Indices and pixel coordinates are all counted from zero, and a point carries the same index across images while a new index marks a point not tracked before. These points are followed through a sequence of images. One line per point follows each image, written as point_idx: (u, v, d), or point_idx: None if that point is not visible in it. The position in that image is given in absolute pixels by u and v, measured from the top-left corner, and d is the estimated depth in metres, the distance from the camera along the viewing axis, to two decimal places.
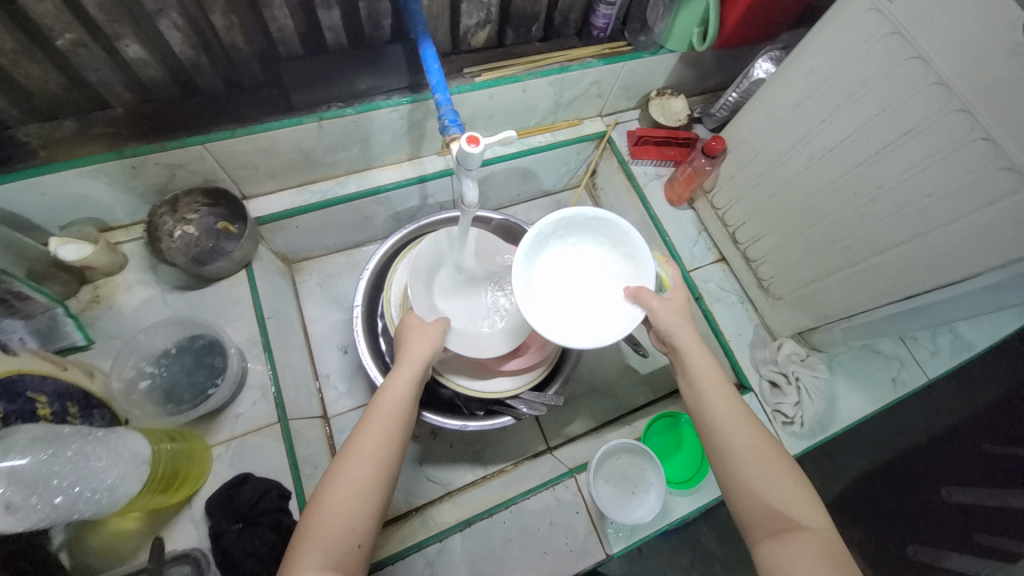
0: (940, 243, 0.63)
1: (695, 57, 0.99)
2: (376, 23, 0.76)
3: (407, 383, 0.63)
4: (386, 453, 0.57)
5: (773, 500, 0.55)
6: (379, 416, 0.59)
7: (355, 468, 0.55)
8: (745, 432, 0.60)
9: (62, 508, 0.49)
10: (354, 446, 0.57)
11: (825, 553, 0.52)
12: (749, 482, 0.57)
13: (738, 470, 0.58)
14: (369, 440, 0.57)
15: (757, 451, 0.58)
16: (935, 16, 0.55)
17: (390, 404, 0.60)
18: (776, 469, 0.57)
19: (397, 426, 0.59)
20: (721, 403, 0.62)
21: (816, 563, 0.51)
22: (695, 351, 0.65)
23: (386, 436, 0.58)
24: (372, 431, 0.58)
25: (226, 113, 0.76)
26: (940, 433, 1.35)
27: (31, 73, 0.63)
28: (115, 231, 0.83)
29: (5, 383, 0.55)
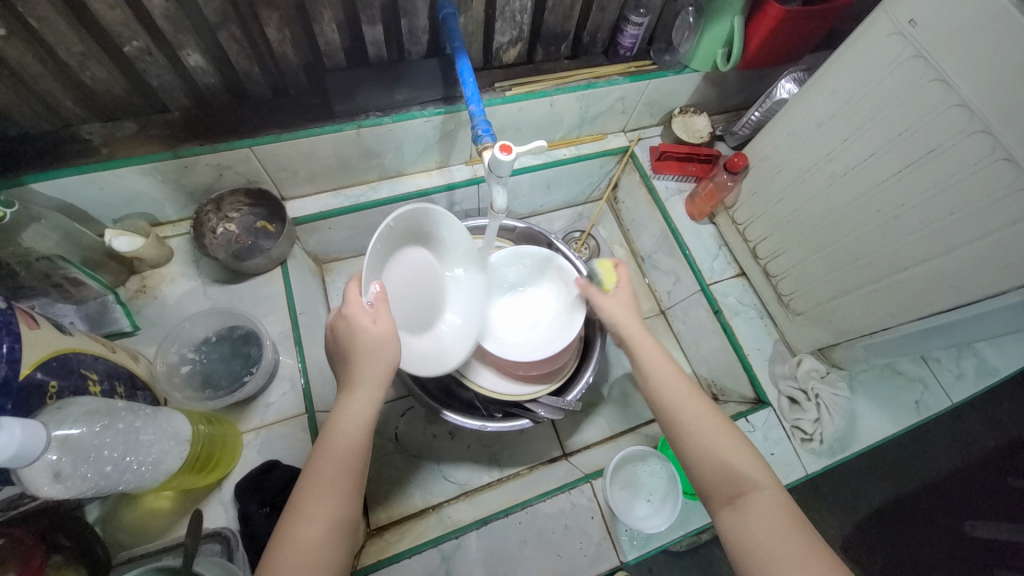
0: (963, 262, 0.63)
1: (718, 76, 1.02)
2: (415, 39, 0.81)
3: (358, 421, 0.57)
4: (339, 505, 0.53)
5: (723, 463, 0.57)
6: (326, 466, 0.54)
7: (304, 525, 0.51)
8: (693, 403, 0.62)
9: (111, 477, 0.53)
10: (301, 503, 0.52)
11: (779, 510, 0.53)
12: (700, 452, 0.59)
13: (690, 442, 0.60)
14: (315, 495, 0.52)
15: (707, 420, 0.60)
16: (958, 40, 0.57)
17: (341, 448, 0.55)
18: (725, 433, 0.59)
19: (348, 473, 0.54)
20: (668, 375, 0.65)
21: (771, 521, 0.52)
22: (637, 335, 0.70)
23: (337, 487, 0.53)
24: (319, 483, 0.53)
25: (272, 119, 0.81)
26: (964, 464, 1.31)
27: (97, 75, 0.68)
28: (163, 227, 0.89)
29: (61, 360, 0.58)
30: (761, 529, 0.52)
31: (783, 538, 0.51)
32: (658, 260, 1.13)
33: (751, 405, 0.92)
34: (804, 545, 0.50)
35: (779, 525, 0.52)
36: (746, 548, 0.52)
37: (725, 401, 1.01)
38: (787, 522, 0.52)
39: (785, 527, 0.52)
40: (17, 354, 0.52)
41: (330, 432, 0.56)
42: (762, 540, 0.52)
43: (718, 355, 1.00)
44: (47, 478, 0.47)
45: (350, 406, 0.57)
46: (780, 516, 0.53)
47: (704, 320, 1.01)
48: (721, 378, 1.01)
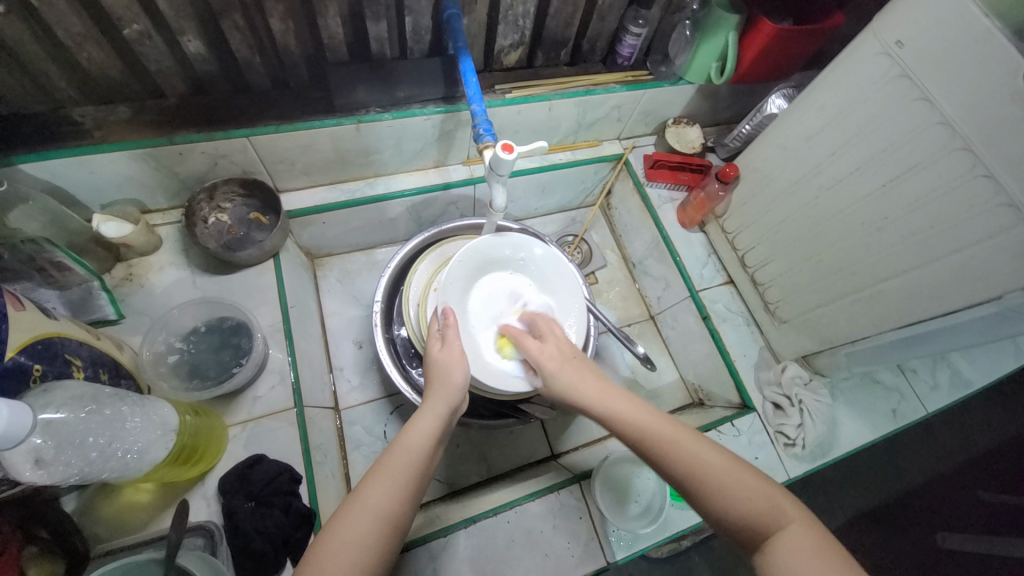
0: (941, 273, 0.66)
1: (712, 89, 1.05)
2: (418, 37, 0.82)
3: (433, 429, 0.58)
4: (397, 509, 0.51)
5: (750, 506, 0.51)
6: (392, 460, 0.54)
7: (353, 514, 0.49)
8: (695, 445, 0.55)
9: (96, 464, 0.51)
10: (364, 495, 0.51)
11: (817, 549, 0.47)
12: (724, 503, 0.52)
13: (711, 493, 0.52)
14: (379, 489, 0.52)
15: (715, 459, 0.54)
16: (941, 62, 0.60)
17: (411, 449, 0.55)
18: (737, 470, 0.53)
19: (414, 478, 0.54)
20: (654, 420, 0.57)
21: (815, 563, 0.46)
22: (605, 391, 0.61)
23: (402, 487, 0.52)
24: (386, 478, 0.52)
25: (271, 110, 0.81)
26: (936, 474, 1.36)
27: (94, 57, 0.67)
28: (152, 214, 0.87)
29: (45, 343, 0.56)
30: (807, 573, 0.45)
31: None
32: (649, 266, 1.15)
33: (737, 410, 0.94)
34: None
35: (820, 566, 0.46)
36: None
37: (711, 406, 1.03)
38: (831, 563, 0.46)
39: (829, 566, 0.45)
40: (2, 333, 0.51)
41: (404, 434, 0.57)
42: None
43: (705, 360, 1.02)
44: (29, 464, 0.46)
45: (422, 414, 0.60)
46: (821, 555, 0.47)
47: (693, 325, 1.03)
48: (708, 383, 1.03)
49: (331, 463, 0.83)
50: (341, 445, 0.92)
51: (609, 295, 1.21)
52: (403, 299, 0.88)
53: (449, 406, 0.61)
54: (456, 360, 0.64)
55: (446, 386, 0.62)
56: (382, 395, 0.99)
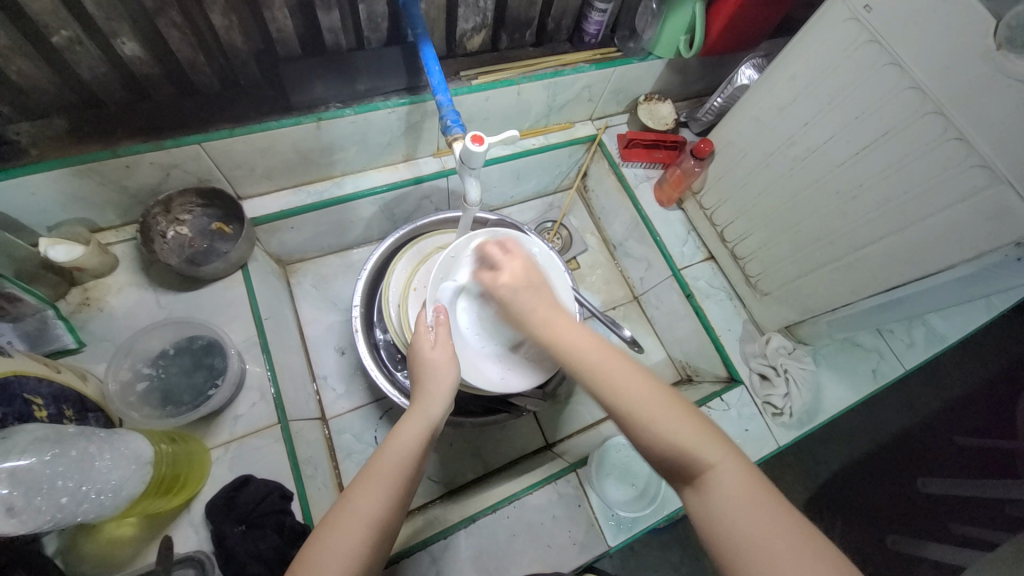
0: (916, 237, 0.67)
1: (681, 63, 1.03)
2: (375, 25, 0.77)
3: (422, 432, 0.56)
4: (387, 516, 0.50)
5: (677, 443, 0.49)
6: (382, 467, 0.52)
7: (345, 528, 0.48)
8: (627, 377, 0.53)
9: (68, 508, 0.49)
10: (352, 504, 0.49)
11: (742, 482, 0.47)
12: (655, 430, 0.50)
13: (629, 423, 0.52)
14: (368, 498, 0.50)
15: (649, 394, 0.52)
16: (910, 24, 0.59)
17: (401, 455, 0.53)
18: (667, 406, 0.51)
19: (403, 484, 0.52)
20: (592, 350, 0.55)
21: (740, 498, 0.46)
22: (556, 319, 0.59)
23: (392, 494, 0.51)
24: (374, 486, 0.51)
25: (223, 113, 0.76)
26: (914, 425, 1.41)
27: (20, 69, 0.61)
28: (105, 233, 0.82)
29: (1, 385, 0.53)
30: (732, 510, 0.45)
31: (754, 513, 0.45)
32: (630, 247, 1.15)
33: (724, 384, 0.95)
34: (773, 516, 0.44)
35: (747, 495, 0.46)
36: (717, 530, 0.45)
37: (699, 382, 1.04)
38: (755, 493, 0.46)
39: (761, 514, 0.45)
40: None
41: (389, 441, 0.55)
42: (737, 521, 0.45)
43: (691, 337, 1.03)
44: None
45: (409, 420, 0.57)
46: (746, 484, 0.47)
47: (677, 304, 1.04)
48: (695, 360, 1.05)
49: (322, 474, 0.82)
50: (332, 454, 0.90)
51: (592, 279, 1.20)
52: (383, 301, 0.85)
53: (436, 409, 0.59)
54: (445, 360, 0.63)
55: (436, 388, 0.61)
56: (369, 400, 0.97)
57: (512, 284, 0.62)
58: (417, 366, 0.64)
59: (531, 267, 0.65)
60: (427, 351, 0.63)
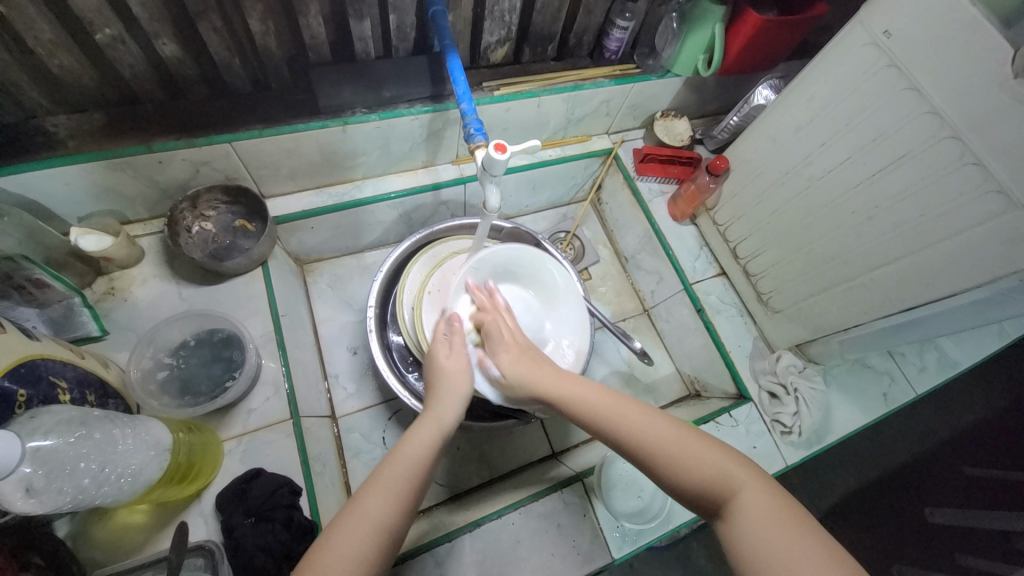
0: (931, 259, 0.68)
1: (698, 82, 1.05)
2: (403, 35, 0.80)
3: (433, 442, 0.57)
4: (394, 522, 0.50)
5: (699, 472, 0.51)
6: (390, 472, 0.52)
7: (350, 528, 0.48)
8: (639, 415, 0.56)
9: (89, 490, 0.50)
10: (362, 505, 0.50)
11: (770, 506, 0.47)
12: (676, 465, 0.52)
13: (653, 465, 0.53)
14: (378, 502, 0.50)
15: (666, 428, 0.55)
16: (930, 50, 0.60)
17: (411, 461, 0.54)
18: (685, 436, 0.53)
19: (413, 490, 0.52)
20: (601, 397, 0.60)
21: (770, 522, 0.46)
22: (556, 379, 0.63)
23: (401, 499, 0.51)
24: (385, 491, 0.51)
25: (253, 114, 0.78)
26: (923, 452, 1.39)
27: (66, 65, 0.64)
28: (133, 225, 0.84)
29: (29, 366, 0.54)
30: (762, 535, 0.45)
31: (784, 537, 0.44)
32: (642, 260, 1.15)
33: (733, 400, 0.95)
34: (804, 536, 0.44)
35: (776, 519, 0.46)
36: (754, 562, 0.44)
37: (707, 397, 1.04)
38: (784, 518, 0.46)
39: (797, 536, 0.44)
40: None
41: (400, 448, 0.55)
42: (773, 555, 0.44)
43: (700, 352, 1.03)
44: (20, 492, 0.44)
45: (421, 428, 0.58)
46: (775, 509, 0.47)
47: (687, 318, 1.04)
48: (704, 375, 1.05)
49: (330, 472, 0.82)
50: (339, 453, 0.91)
51: (603, 290, 1.21)
52: (398, 302, 0.86)
53: (448, 418, 0.60)
54: (459, 374, 0.65)
55: (448, 398, 0.62)
56: (379, 400, 0.98)
57: (510, 355, 0.66)
58: (435, 373, 0.66)
59: (523, 339, 0.70)
60: (441, 363, 0.66)
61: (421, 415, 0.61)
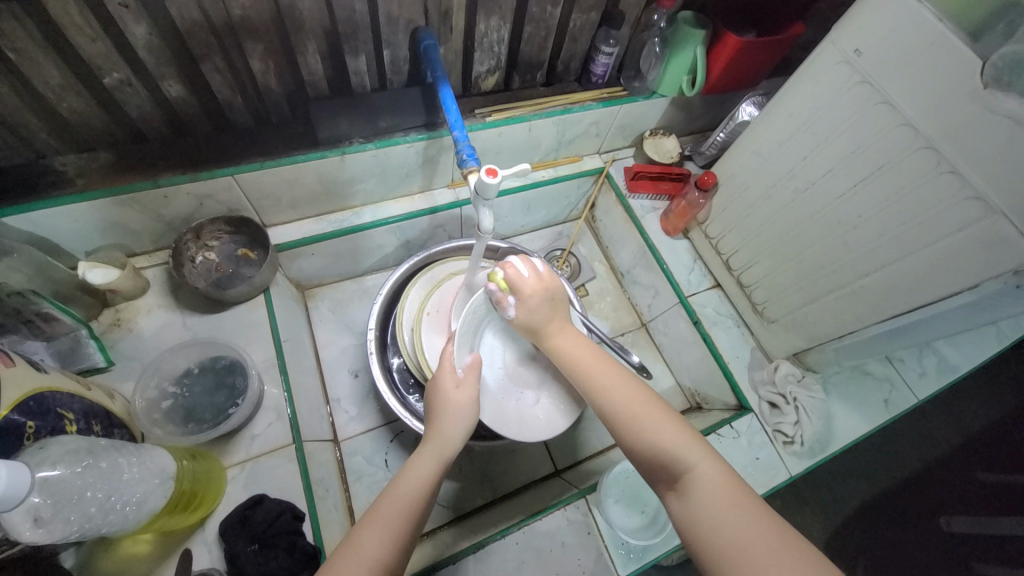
0: (917, 265, 0.69)
1: (684, 101, 1.08)
2: (397, 68, 0.84)
3: (430, 475, 0.57)
4: (394, 559, 0.50)
5: (659, 446, 0.54)
6: (385, 507, 0.53)
7: (344, 566, 0.48)
8: (615, 382, 0.60)
9: (96, 518, 0.51)
10: (357, 543, 0.50)
11: (721, 489, 0.49)
12: (638, 431, 0.56)
13: (618, 427, 0.57)
14: (375, 538, 0.51)
15: (636, 402, 0.58)
16: (901, 65, 0.63)
17: (405, 496, 0.54)
18: (652, 406, 0.57)
19: (410, 527, 0.53)
20: (588, 360, 0.64)
21: (718, 499, 0.49)
22: (560, 334, 0.66)
23: (398, 535, 0.52)
24: (381, 527, 0.52)
25: (255, 147, 0.82)
26: (933, 460, 1.37)
27: (76, 107, 0.68)
28: (138, 257, 0.87)
29: (37, 399, 0.55)
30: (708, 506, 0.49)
31: (730, 518, 0.47)
32: (637, 275, 1.17)
33: (734, 412, 0.95)
34: (748, 519, 0.47)
35: (725, 496, 0.49)
36: (701, 530, 0.48)
37: (708, 409, 1.04)
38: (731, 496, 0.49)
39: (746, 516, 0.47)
40: None
41: (396, 485, 0.56)
42: (722, 530, 0.47)
43: (699, 364, 1.04)
44: (28, 523, 0.45)
45: (419, 459, 0.59)
46: (724, 487, 0.50)
47: (685, 331, 1.05)
48: (704, 387, 1.05)
49: (333, 496, 0.82)
50: (342, 477, 0.91)
51: (600, 306, 1.22)
52: (397, 324, 0.88)
53: (449, 451, 0.60)
54: (466, 407, 0.63)
55: (448, 428, 0.62)
56: (381, 423, 0.98)
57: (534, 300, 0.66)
58: (435, 400, 0.64)
59: (549, 280, 0.68)
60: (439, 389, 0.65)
61: (420, 445, 0.61)
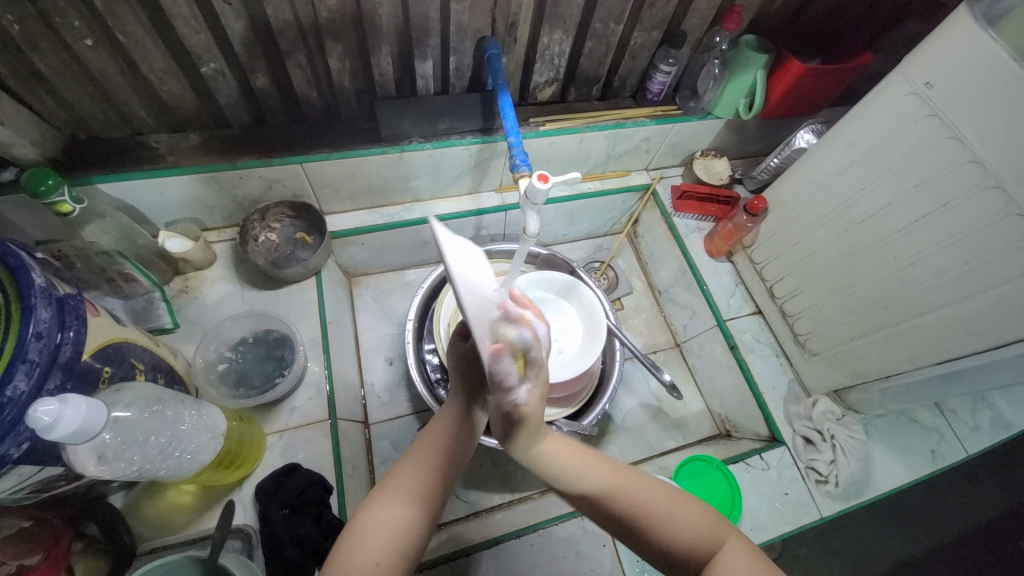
0: (977, 310, 0.66)
1: (740, 124, 1.07)
2: (461, 74, 0.88)
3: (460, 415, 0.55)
4: (426, 495, 0.52)
5: (687, 534, 0.51)
6: (421, 448, 0.54)
7: (383, 500, 0.51)
8: (636, 485, 0.53)
9: (157, 461, 0.56)
10: (394, 479, 0.52)
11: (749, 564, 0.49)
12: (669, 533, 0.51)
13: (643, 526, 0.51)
14: (410, 476, 0.52)
15: (649, 486, 0.54)
16: (973, 102, 0.61)
17: (440, 437, 0.54)
18: (674, 498, 0.53)
19: (444, 473, 0.53)
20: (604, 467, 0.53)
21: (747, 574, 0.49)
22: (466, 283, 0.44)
23: (432, 479, 0.53)
24: (417, 464, 0.53)
25: (324, 139, 0.87)
26: (981, 526, 1.28)
27: (173, 91, 0.75)
28: (210, 232, 0.95)
29: (116, 347, 0.60)
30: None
31: None
32: (675, 294, 1.16)
33: (765, 443, 0.93)
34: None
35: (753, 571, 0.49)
36: None
37: (738, 438, 1.02)
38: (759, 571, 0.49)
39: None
40: (82, 338, 0.54)
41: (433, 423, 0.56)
42: None
43: (732, 391, 1.01)
44: (93, 459, 0.50)
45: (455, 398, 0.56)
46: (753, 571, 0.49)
47: (720, 355, 1.03)
48: (735, 415, 1.03)
49: (359, 475, 0.86)
50: (369, 459, 0.94)
51: (635, 321, 1.21)
52: (436, 317, 0.91)
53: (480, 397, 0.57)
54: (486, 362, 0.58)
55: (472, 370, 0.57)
56: (410, 411, 1.01)
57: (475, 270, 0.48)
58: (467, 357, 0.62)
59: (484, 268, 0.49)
60: (465, 346, 0.57)
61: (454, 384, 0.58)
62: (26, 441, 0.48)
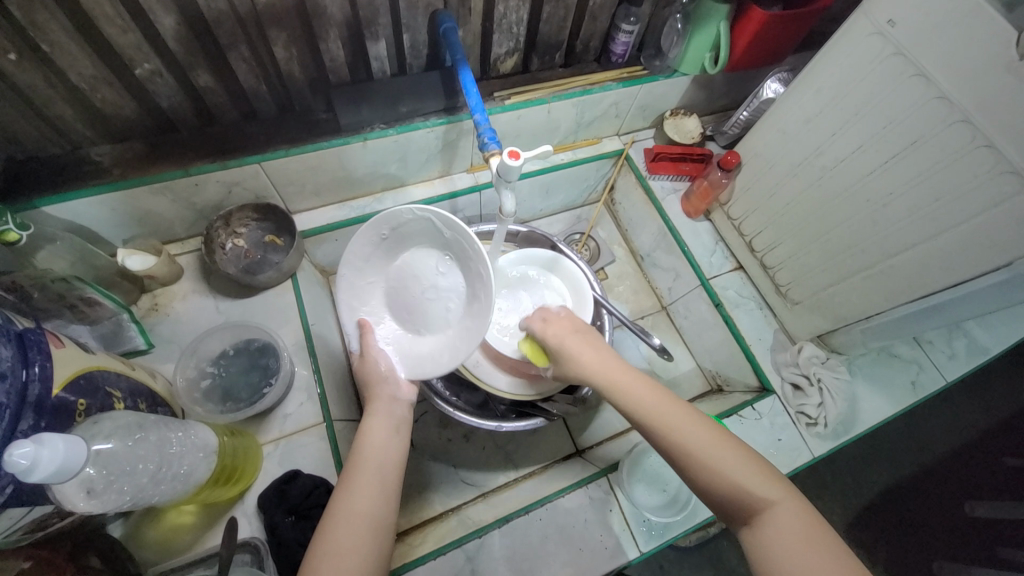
0: (945, 245, 0.68)
1: (706, 79, 1.06)
2: (416, 52, 0.84)
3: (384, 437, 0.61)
4: (383, 510, 0.54)
5: (729, 479, 0.51)
6: (366, 471, 0.56)
7: (342, 524, 0.52)
8: (685, 423, 0.55)
9: (148, 488, 0.54)
10: (349, 505, 0.54)
11: (802, 522, 0.48)
12: (711, 468, 0.52)
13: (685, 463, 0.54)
14: (364, 496, 0.54)
15: (720, 445, 0.53)
16: (936, 36, 0.61)
17: (376, 457, 0.58)
18: (724, 444, 0.53)
19: (389, 480, 0.57)
20: (658, 403, 0.57)
21: (797, 532, 0.47)
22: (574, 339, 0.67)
23: (381, 489, 0.56)
24: (365, 485, 0.55)
25: (279, 135, 0.83)
26: (960, 445, 1.35)
27: (107, 98, 0.69)
28: (171, 245, 0.90)
29: (88, 377, 0.57)
30: (785, 540, 0.47)
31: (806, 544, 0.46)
32: (657, 258, 1.17)
33: (756, 393, 0.95)
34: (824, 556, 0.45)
35: (806, 532, 0.47)
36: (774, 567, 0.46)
37: (729, 392, 1.05)
38: (812, 533, 0.47)
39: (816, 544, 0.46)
40: (49, 373, 0.51)
41: (364, 451, 0.59)
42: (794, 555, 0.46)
43: (720, 347, 1.03)
44: (81, 493, 0.48)
45: (373, 423, 0.62)
46: (801, 522, 0.48)
47: (706, 313, 1.05)
48: (725, 369, 1.05)
49: None
50: None
51: (620, 289, 1.22)
52: None
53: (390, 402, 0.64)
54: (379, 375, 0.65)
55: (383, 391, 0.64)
56: None
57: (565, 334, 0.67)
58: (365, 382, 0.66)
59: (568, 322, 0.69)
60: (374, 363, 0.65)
61: (369, 410, 0.63)
62: (8, 485, 0.45)
